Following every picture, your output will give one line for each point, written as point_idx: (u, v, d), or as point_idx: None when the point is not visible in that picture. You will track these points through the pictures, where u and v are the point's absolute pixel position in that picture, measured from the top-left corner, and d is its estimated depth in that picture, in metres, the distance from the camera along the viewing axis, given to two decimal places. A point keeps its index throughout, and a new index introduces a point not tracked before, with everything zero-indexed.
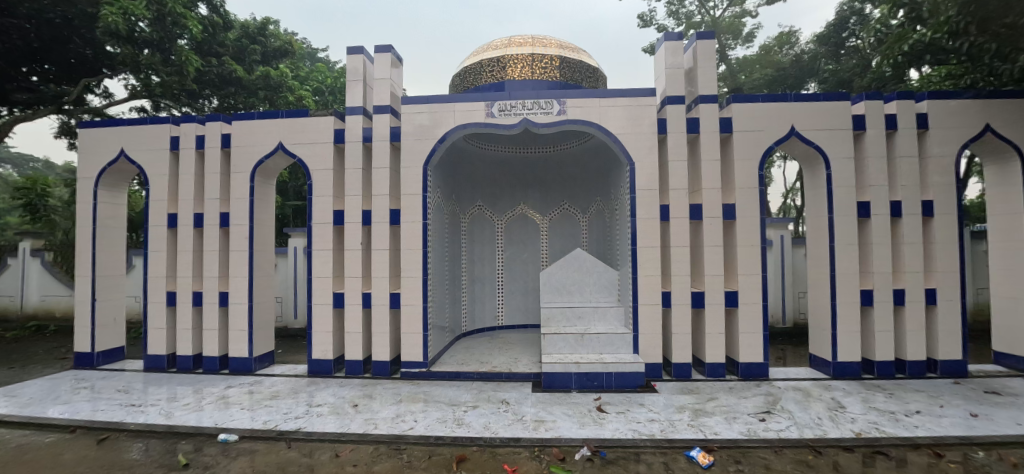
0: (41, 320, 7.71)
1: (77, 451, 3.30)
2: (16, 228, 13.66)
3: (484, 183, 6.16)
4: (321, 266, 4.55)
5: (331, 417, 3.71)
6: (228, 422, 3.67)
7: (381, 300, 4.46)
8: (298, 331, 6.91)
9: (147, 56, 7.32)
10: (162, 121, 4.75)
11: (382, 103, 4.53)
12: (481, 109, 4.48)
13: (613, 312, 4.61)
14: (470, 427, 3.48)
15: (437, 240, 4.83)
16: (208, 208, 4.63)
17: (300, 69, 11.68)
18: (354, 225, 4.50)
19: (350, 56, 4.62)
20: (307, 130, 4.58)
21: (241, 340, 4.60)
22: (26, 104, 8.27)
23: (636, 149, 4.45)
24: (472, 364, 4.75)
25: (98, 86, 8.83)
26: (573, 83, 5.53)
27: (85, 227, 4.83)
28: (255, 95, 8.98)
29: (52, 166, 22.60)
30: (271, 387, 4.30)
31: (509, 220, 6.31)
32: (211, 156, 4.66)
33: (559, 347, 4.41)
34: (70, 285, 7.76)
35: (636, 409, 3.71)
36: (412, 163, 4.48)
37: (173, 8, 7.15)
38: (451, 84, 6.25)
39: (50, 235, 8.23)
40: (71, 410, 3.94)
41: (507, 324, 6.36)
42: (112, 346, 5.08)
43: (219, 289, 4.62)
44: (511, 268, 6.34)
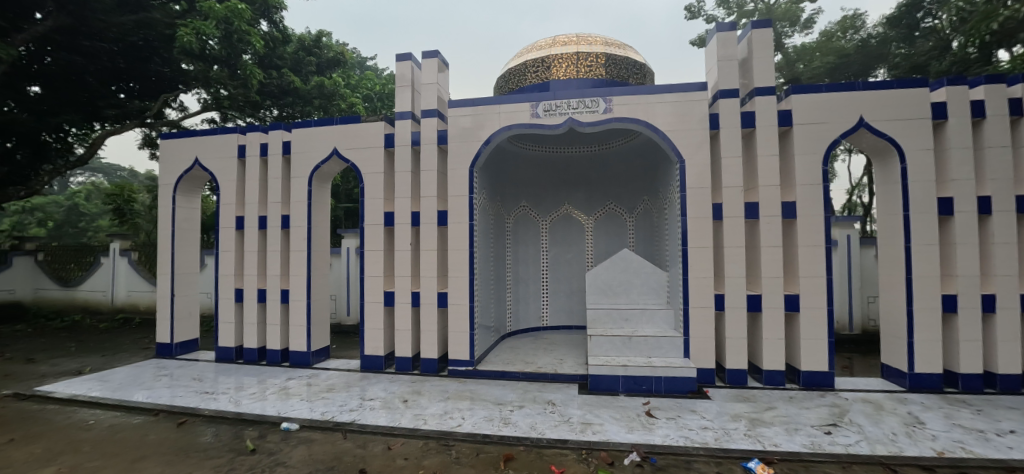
0: (129, 313, 8.55)
1: (159, 433, 3.63)
2: (106, 230, 15.27)
3: (529, 183, 6.18)
4: (372, 266, 4.73)
5: (382, 411, 3.85)
6: (289, 411, 3.90)
7: (429, 299, 4.57)
8: (350, 328, 7.24)
9: (218, 72, 7.98)
10: (230, 130, 5.13)
11: (429, 107, 4.64)
12: (525, 110, 4.49)
13: (661, 314, 4.47)
14: (517, 426, 3.48)
15: (482, 240, 4.89)
16: (271, 211, 4.95)
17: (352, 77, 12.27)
18: (403, 226, 4.64)
19: (398, 62, 4.77)
20: (360, 135, 4.79)
21: (300, 335, 4.87)
22: (115, 119, 8.99)
23: (685, 145, 4.29)
24: (518, 364, 4.75)
25: (174, 100, 9.68)
26: (619, 80, 5.41)
27: (165, 229, 5.30)
28: (310, 103, 9.54)
29: (136, 174, 25.18)
30: (327, 380, 4.52)
31: (554, 220, 6.28)
32: (274, 162, 4.98)
33: (605, 349, 4.33)
34: (152, 282, 8.53)
35: (687, 415, 3.57)
36: (458, 165, 4.56)
37: (239, 26, 7.73)
38: (496, 86, 6.32)
39: (136, 236, 9.26)
40: (154, 395, 4.34)
41: (551, 325, 6.32)
42: (188, 338, 5.55)
43: (280, 287, 4.92)
44: (556, 269, 6.29)
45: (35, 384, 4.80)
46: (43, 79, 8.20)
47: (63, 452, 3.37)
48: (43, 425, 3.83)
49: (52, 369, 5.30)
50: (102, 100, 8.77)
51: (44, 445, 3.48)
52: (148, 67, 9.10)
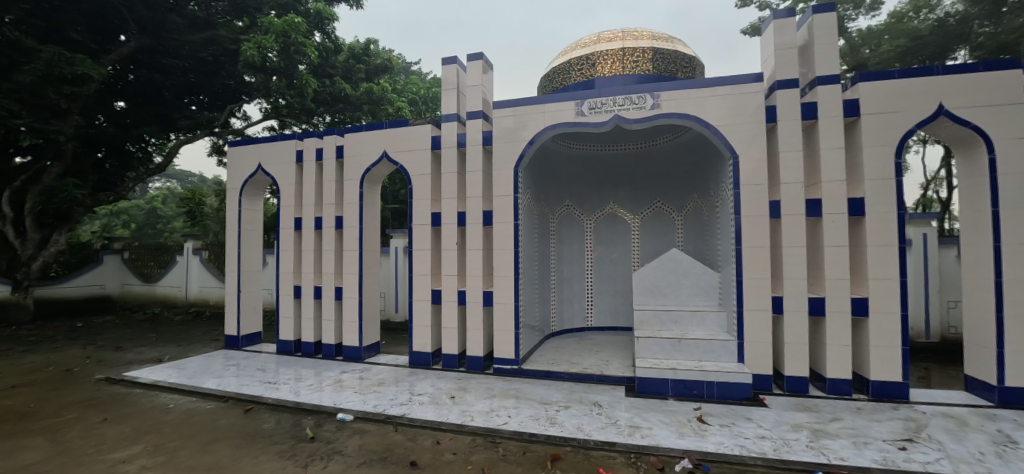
0: (201, 307, 9.29)
1: (228, 419, 3.91)
2: (181, 231, 16.76)
3: (573, 182, 6.14)
4: (420, 264, 4.87)
5: (430, 406, 3.95)
6: (344, 403, 4.08)
7: (475, 298, 4.64)
8: (398, 325, 7.48)
9: (276, 82, 8.50)
10: (290, 137, 5.45)
11: (474, 109, 4.71)
12: (570, 108, 4.46)
13: (713, 317, 4.30)
14: (563, 427, 3.46)
15: (527, 239, 4.90)
16: (326, 212, 5.21)
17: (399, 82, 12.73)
18: (449, 226, 4.75)
19: (444, 66, 4.88)
20: (408, 138, 4.95)
21: (353, 331, 5.09)
22: (188, 128, 9.71)
23: (740, 140, 4.10)
24: (563, 364, 4.73)
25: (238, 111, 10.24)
26: (667, 74, 5.24)
27: (233, 229, 5.71)
28: (360, 109, 9.96)
29: (206, 179, 27.44)
30: (377, 375, 4.70)
31: (598, 219, 6.20)
32: (329, 166, 5.24)
33: (653, 352, 4.23)
34: (220, 278, 9.23)
35: (742, 423, 3.41)
36: (503, 165, 4.60)
37: (295, 38, 8.21)
38: (540, 85, 6.31)
39: (205, 238, 9.79)
40: (224, 383, 4.69)
41: (597, 325, 6.23)
42: (252, 331, 5.96)
43: (335, 285, 5.17)
44: (601, 269, 6.21)
45: (125, 370, 5.33)
46: (129, 95, 9.23)
47: (148, 432, 3.71)
48: (131, 407, 4.25)
49: (138, 357, 5.86)
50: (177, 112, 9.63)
51: (132, 425, 3.86)
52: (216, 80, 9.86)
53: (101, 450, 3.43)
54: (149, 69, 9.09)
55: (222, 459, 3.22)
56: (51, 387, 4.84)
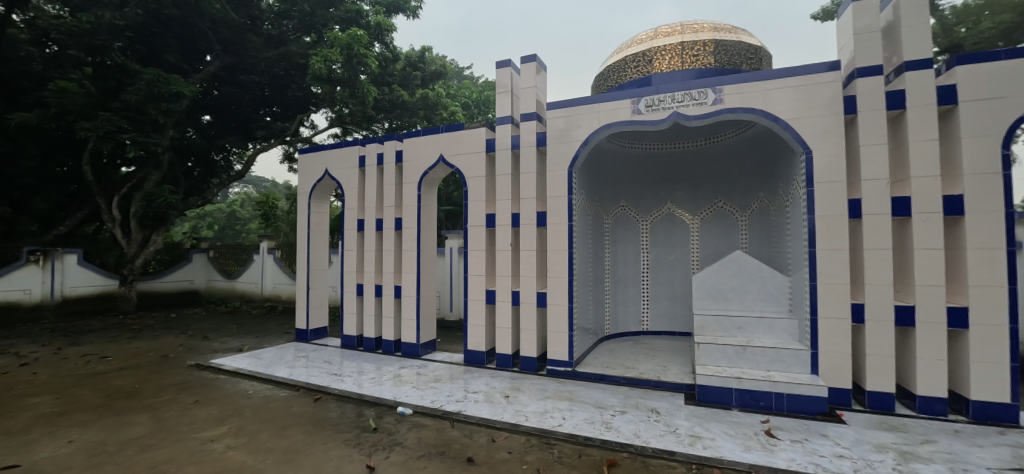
0: (274, 302, 10.09)
1: (300, 406, 4.21)
2: (257, 233, 18.31)
3: (628, 182, 6.03)
4: (475, 265, 4.99)
5: (485, 404, 4.02)
6: (403, 397, 4.26)
7: (529, 299, 4.66)
8: (453, 323, 7.68)
9: (341, 93, 9.06)
10: (353, 143, 5.78)
11: (529, 110, 4.74)
12: (626, 107, 4.38)
13: (783, 324, 4.03)
14: (619, 432, 3.38)
15: (581, 240, 4.85)
16: (386, 214, 5.47)
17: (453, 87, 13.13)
18: (504, 227, 4.82)
19: (499, 70, 4.96)
20: (463, 142, 5.08)
21: (410, 328, 5.30)
22: (264, 139, 10.47)
23: (814, 134, 3.81)
24: (618, 368, 4.64)
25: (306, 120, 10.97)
26: (731, 67, 4.99)
27: (303, 230, 6.14)
28: (416, 114, 10.37)
29: (277, 185, 29.90)
30: (434, 371, 4.86)
31: (655, 219, 6.01)
32: (388, 170, 5.50)
33: (715, 359, 4.04)
34: (291, 276, 9.95)
35: (816, 440, 3.16)
36: (557, 165, 4.59)
37: (357, 50, 8.69)
38: (593, 85, 6.25)
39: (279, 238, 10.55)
40: (295, 373, 5.05)
41: (653, 330, 6.05)
42: (320, 325, 6.38)
43: (394, 283, 5.41)
44: (657, 271, 6.02)
45: (211, 357, 5.90)
46: (214, 110, 10.21)
47: (232, 415, 4.08)
48: (217, 391, 4.69)
49: (222, 346, 6.47)
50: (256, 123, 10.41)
51: (218, 408, 4.26)
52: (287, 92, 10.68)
53: (194, 429, 3.81)
54: (230, 85, 10.00)
55: (295, 444, 3.48)
56: (153, 370, 5.46)
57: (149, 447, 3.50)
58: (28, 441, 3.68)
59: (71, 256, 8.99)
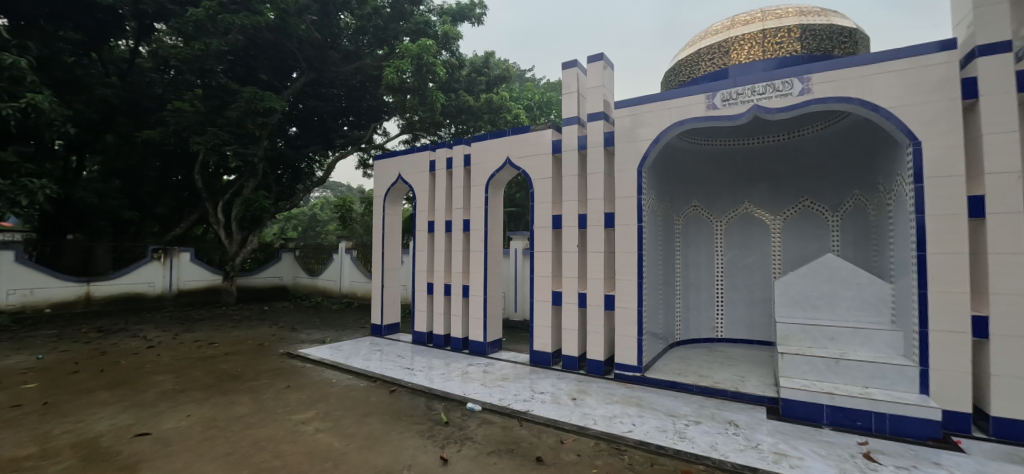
0: (351, 298, 10.85)
1: (378, 397, 4.50)
2: (334, 233, 19.82)
3: (700, 180, 5.79)
4: (542, 266, 5.03)
5: (552, 405, 4.04)
6: (472, 393, 4.40)
7: (597, 301, 4.62)
8: (517, 323, 7.79)
9: (411, 101, 9.55)
10: (424, 148, 6.06)
11: (596, 110, 4.69)
12: (700, 102, 4.18)
13: (884, 336, 3.62)
14: (694, 442, 3.24)
15: (651, 243, 4.71)
16: (455, 216, 5.67)
17: (516, 89, 13.34)
18: (570, 228, 4.82)
19: (565, 71, 4.95)
20: (529, 144, 5.14)
21: (478, 327, 5.45)
22: (341, 146, 11.31)
23: (922, 122, 3.37)
24: (691, 376, 4.44)
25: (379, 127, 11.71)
26: (821, 53, 4.58)
27: (379, 231, 6.54)
28: (481, 118, 10.65)
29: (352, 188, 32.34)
30: (501, 370, 4.96)
31: (730, 220, 5.69)
32: (457, 173, 5.70)
33: (802, 371, 3.73)
34: (366, 274, 10.61)
35: (929, 468, 2.80)
36: (626, 165, 4.50)
37: (426, 59, 9.09)
38: (663, 80, 6.05)
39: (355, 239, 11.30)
40: (372, 365, 5.40)
41: (729, 338, 5.73)
42: (393, 321, 6.76)
43: (463, 283, 5.60)
44: (733, 275, 5.68)
45: (299, 347, 6.47)
46: (299, 122, 11.20)
47: (319, 401, 4.46)
48: (306, 378, 5.15)
49: (307, 337, 7.08)
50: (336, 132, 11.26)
51: (307, 394, 4.67)
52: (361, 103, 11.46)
53: (288, 411, 4.22)
54: (313, 98, 10.93)
55: (374, 431, 3.71)
56: (251, 356, 6.11)
57: (251, 425, 3.92)
58: (157, 413, 4.28)
59: (185, 254, 10.32)
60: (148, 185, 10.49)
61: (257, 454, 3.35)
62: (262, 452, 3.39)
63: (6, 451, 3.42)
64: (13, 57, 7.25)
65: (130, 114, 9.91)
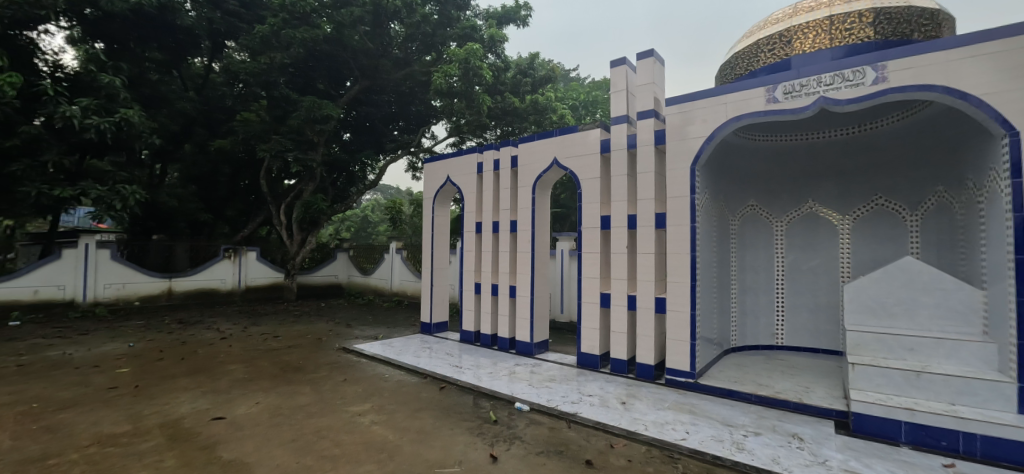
0: (401, 297, 11.26)
1: (429, 392, 4.65)
2: (384, 234, 20.66)
3: (759, 178, 5.59)
4: (590, 267, 4.99)
5: (600, 408, 3.99)
6: (520, 393, 4.43)
7: (647, 303, 4.52)
8: (564, 325, 7.75)
9: (458, 105, 9.79)
10: (472, 151, 6.19)
11: (646, 108, 4.59)
12: (759, 96, 3.98)
13: (974, 349, 3.26)
14: (753, 454, 3.08)
15: (705, 244, 4.54)
16: (503, 217, 5.75)
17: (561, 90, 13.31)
18: (619, 229, 4.76)
19: (613, 69, 4.87)
20: (577, 144, 5.11)
21: (525, 327, 5.49)
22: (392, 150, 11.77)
23: (1018, 111, 2.97)
24: (749, 384, 4.24)
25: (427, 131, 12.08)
26: (897, 38, 4.22)
27: (428, 232, 6.76)
28: (527, 120, 10.72)
29: (400, 192, 33.72)
30: (548, 371, 4.96)
31: (792, 220, 5.40)
32: (505, 175, 5.77)
33: (876, 384, 3.44)
34: (415, 274, 10.97)
35: None
36: (677, 164, 4.37)
37: (473, 63, 9.27)
38: (719, 74, 5.82)
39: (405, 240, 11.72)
40: (423, 361, 5.59)
41: (791, 346, 5.42)
42: (442, 320, 6.96)
43: (510, 283, 5.66)
44: (794, 279, 5.36)
45: (354, 342, 6.81)
46: (352, 128, 11.78)
47: (374, 394, 4.68)
48: (361, 372, 5.42)
49: (361, 333, 7.44)
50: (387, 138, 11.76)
51: (363, 387, 4.91)
52: (410, 108, 11.85)
53: (346, 402, 4.46)
54: (366, 105, 11.46)
55: (426, 426, 3.85)
56: (311, 350, 6.50)
57: (314, 414, 4.18)
58: (230, 399, 4.67)
59: (252, 253, 11.16)
60: (220, 190, 11.44)
61: (320, 441, 3.57)
62: (324, 440, 3.60)
63: (108, 427, 3.87)
64: (110, 77, 8.22)
65: (205, 125, 10.85)
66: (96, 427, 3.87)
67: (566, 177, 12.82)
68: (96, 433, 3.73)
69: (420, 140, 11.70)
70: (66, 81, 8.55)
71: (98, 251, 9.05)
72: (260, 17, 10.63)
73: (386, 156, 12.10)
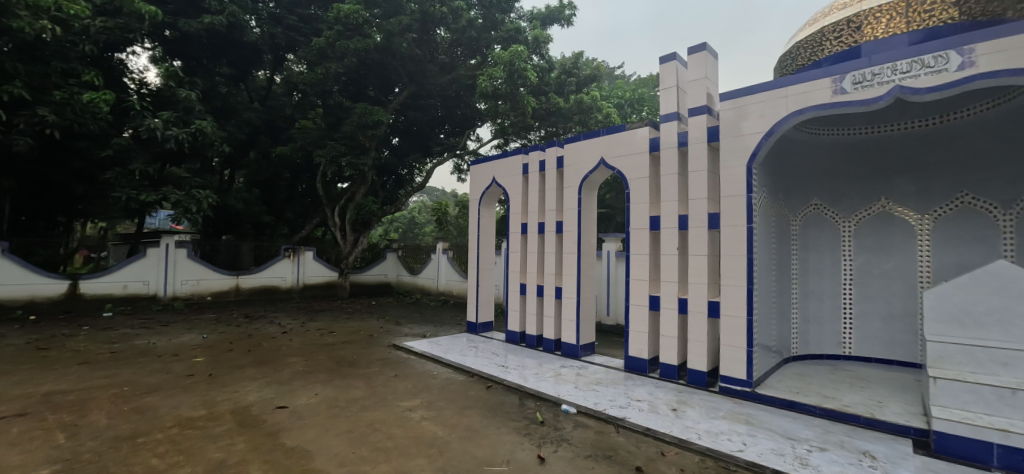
0: (447, 296, 11.53)
1: (476, 391, 4.74)
2: (431, 235, 21.30)
3: (824, 175, 5.26)
4: (638, 269, 4.89)
5: (650, 414, 3.89)
6: (566, 396, 4.41)
7: (699, 307, 4.36)
8: (610, 328, 7.62)
9: (503, 107, 9.90)
10: (517, 152, 6.23)
11: (698, 105, 4.43)
12: (824, 88, 3.70)
13: None
14: (820, 471, 2.88)
15: (763, 245, 4.31)
16: (548, 218, 5.75)
17: (606, 88, 13.11)
18: (669, 230, 4.62)
19: (662, 65, 4.74)
20: (624, 143, 5.02)
21: (570, 329, 5.46)
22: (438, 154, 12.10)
23: None
24: (813, 396, 3.98)
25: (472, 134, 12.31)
26: (987, 17, 3.80)
27: (475, 233, 6.88)
28: (571, 120, 10.66)
29: (445, 194, 34.72)
30: (594, 374, 4.91)
31: (862, 219, 5.01)
32: (550, 175, 5.77)
33: (963, 401, 2.99)
34: (461, 274, 11.20)
35: None
36: (732, 162, 4.19)
37: (518, 65, 9.33)
38: (779, 66, 5.53)
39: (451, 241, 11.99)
40: (469, 360, 5.71)
41: (860, 356, 5.03)
42: (487, 320, 7.06)
43: (555, 284, 5.65)
44: (864, 284, 4.97)
45: (404, 339, 7.06)
46: (401, 132, 12.21)
47: (423, 390, 4.83)
48: (410, 369, 5.61)
49: (410, 331, 7.69)
50: (434, 141, 12.11)
51: (413, 383, 5.08)
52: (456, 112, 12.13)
53: (397, 397, 4.64)
54: (413, 110, 11.84)
55: (474, 424, 3.92)
56: (364, 346, 6.81)
57: (367, 407, 4.38)
58: (292, 389, 4.99)
59: (308, 253, 11.86)
60: (280, 193, 12.25)
61: (373, 434, 3.74)
62: (378, 432, 3.78)
63: (186, 411, 4.26)
64: (187, 92, 9.06)
65: (268, 133, 11.65)
66: (177, 410, 4.27)
67: (612, 177, 12.62)
68: (177, 416, 4.12)
69: (465, 143, 11.95)
70: (150, 96, 9.37)
71: (176, 250, 9.96)
72: (317, 30, 11.30)
73: (433, 159, 12.44)
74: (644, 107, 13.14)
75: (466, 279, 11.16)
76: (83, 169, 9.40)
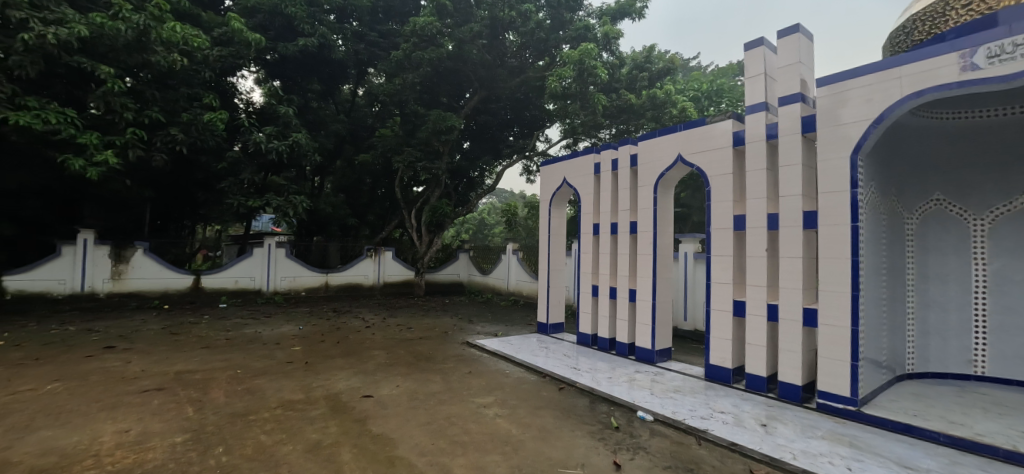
0: (517, 296, 11.71)
1: (548, 391, 4.78)
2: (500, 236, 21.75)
3: (948, 164, 4.55)
4: (720, 271, 4.62)
5: (735, 427, 3.65)
6: (641, 403, 4.27)
7: (792, 314, 4.00)
8: (688, 333, 7.26)
9: (571, 106, 9.87)
10: (589, 152, 6.16)
11: (789, 93, 4.07)
12: (950, 64, 3.15)
13: None
14: None
15: (872, 248, 3.84)
16: (621, 218, 5.63)
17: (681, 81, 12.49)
18: (757, 230, 4.29)
19: (748, 52, 4.42)
20: (705, 138, 4.75)
21: (646, 334, 5.29)
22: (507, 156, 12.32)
23: None
24: (936, 421, 3.46)
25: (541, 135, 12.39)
26: None
27: (545, 234, 6.91)
28: (644, 116, 10.29)
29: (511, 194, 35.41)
30: (672, 381, 4.71)
31: (1000, 216, 4.25)
32: (624, 174, 5.63)
33: None
34: (531, 275, 11.32)
35: None
36: (831, 154, 3.78)
37: (588, 63, 9.19)
38: (890, 43, 4.89)
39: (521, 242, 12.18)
40: (540, 360, 5.76)
41: (997, 377, 4.29)
42: (558, 321, 7.07)
43: (629, 287, 5.51)
44: (1004, 292, 4.22)
45: (476, 337, 7.31)
46: (472, 135, 12.63)
47: (496, 388, 4.97)
48: (483, 366, 5.80)
49: (483, 329, 7.95)
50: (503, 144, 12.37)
51: (486, 380, 5.25)
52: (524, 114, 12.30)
53: (472, 393, 4.83)
54: (483, 114, 12.21)
55: (547, 424, 3.96)
56: (440, 342, 7.16)
57: (444, 401, 4.61)
58: (376, 380, 5.40)
59: (388, 253, 12.71)
60: (363, 197, 13.28)
61: (451, 427, 3.94)
62: (455, 426, 3.96)
63: (288, 394, 4.79)
64: (286, 109, 10.25)
65: (351, 142, 12.69)
66: (281, 393, 4.82)
67: (689, 175, 11.97)
68: (281, 398, 4.65)
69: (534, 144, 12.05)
70: (255, 114, 10.70)
71: (276, 250, 11.21)
72: (395, 44, 12.09)
73: (501, 162, 12.70)
74: (724, 99, 12.29)
75: (535, 279, 11.27)
76: (203, 180, 10.93)
